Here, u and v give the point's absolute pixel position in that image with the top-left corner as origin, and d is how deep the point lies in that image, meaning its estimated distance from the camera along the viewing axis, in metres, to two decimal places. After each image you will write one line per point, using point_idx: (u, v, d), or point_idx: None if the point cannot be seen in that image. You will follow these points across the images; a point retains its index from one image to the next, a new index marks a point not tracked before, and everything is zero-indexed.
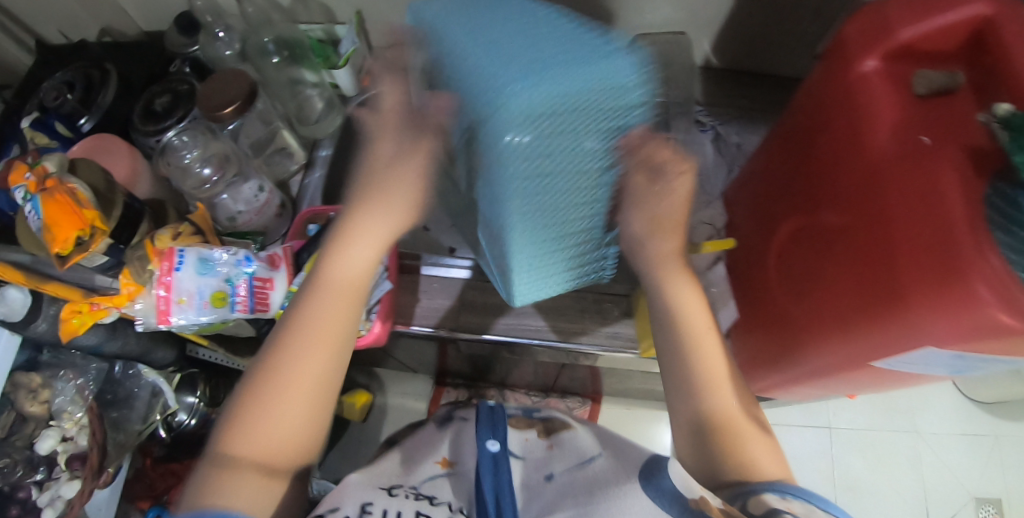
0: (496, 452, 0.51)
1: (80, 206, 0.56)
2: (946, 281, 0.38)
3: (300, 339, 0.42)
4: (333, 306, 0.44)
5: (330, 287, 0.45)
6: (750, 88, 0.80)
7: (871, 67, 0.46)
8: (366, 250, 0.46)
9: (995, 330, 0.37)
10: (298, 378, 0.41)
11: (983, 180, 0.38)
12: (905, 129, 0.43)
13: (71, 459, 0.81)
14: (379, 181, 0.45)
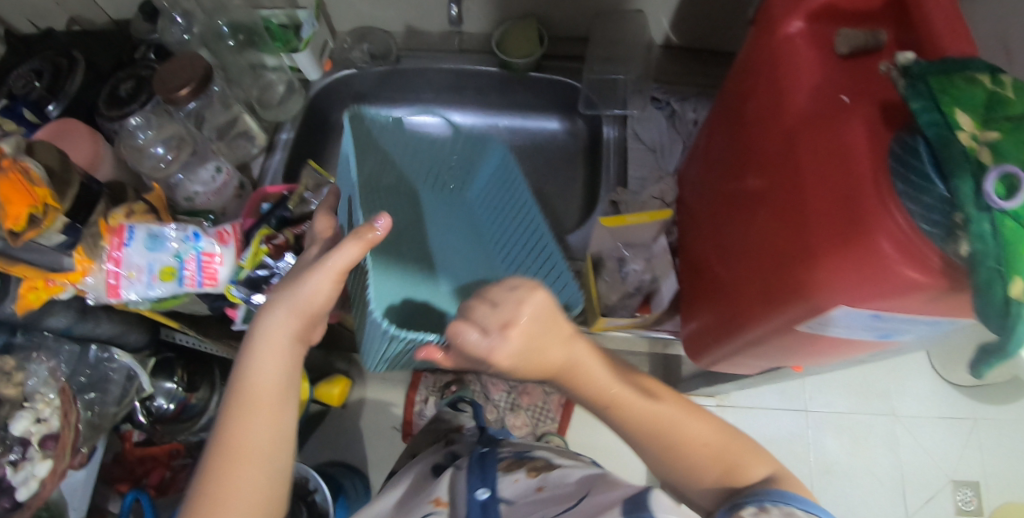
0: (485, 501, 0.57)
1: (32, 184, 0.57)
2: (852, 234, 0.38)
3: (223, 455, 0.46)
4: (251, 419, 0.47)
5: (243, 402, 0.47)
6: (709, 66, 0.81)
7: (796, 28, 0.46)
8: (274, 367, 0.48)
9: (903, 284, 0.37)
10: (225, 493, 0.45)
11: (892, 132, 0.38)
12: (824, 88, 0.44)
13: (43, 440, 0.75)
14: (279, 310, 0.48)
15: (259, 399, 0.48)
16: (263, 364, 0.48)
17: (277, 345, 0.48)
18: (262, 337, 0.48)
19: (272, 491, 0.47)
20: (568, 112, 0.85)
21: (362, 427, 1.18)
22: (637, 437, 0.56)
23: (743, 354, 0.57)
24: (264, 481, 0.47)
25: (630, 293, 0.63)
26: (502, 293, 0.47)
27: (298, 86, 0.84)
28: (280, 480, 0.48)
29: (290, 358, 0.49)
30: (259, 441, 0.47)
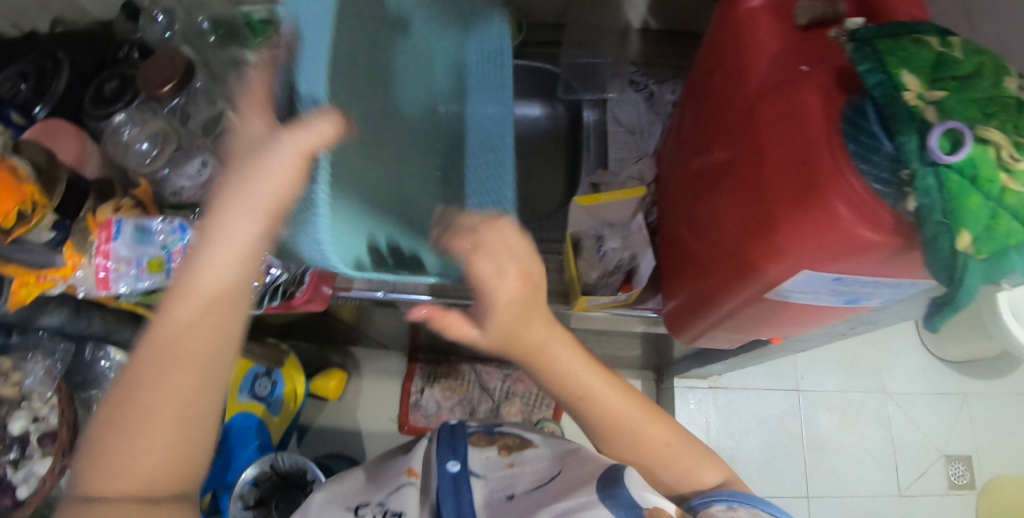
0: (456, 473, 0.60)
1: (19, 182, 0.58)
2: (809, 198, 0.39)
3: (158, 362, 0.38)
4: (193, 324, 0.38)
5: (186, 302, 0.38)
6: (688, 49, 0.80)
7: (758, 1, 0.48)
8: (229, 263, 0.39)
9: (858, 246, 0.38)
10: (155, 408, 0.37)
11: (845, 96, 0.39)
12: (783, 58, 0.45)
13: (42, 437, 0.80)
14: (243, 187, 0.38)
15: (202, 302, 0.39)
16: (211, 261, 0.38)
17: (233, 228, 0.38)
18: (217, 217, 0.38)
19: (207, 410, 0.39)
20: (548, 99, 0.84)
21: (359, 420, 1.19)
22: (602, 432, 0.59)
23: (719, 327, 0.58)
24: (205, 386, 0.39)
25: (610, 272, 0.63)
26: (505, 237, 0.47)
27: None
28: (218, 400, 0.40)
29: (250, 254, 0.40)
30: (202, 351, 0.39)
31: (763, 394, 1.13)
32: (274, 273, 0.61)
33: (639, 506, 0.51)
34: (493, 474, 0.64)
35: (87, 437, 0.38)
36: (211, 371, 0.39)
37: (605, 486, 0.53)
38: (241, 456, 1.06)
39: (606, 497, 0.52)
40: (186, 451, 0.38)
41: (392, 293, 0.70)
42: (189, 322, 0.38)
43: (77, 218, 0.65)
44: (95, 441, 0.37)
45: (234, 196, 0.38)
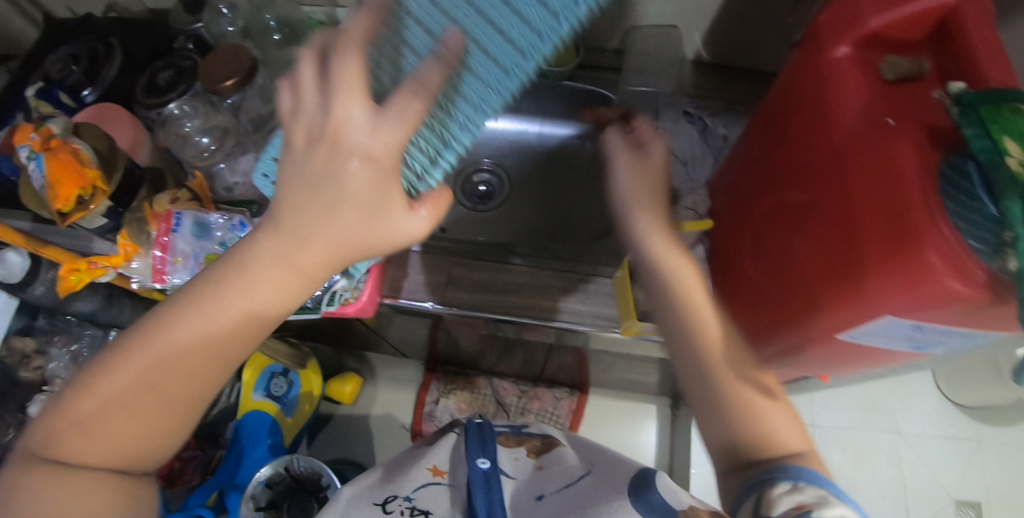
0: (486, 470, 0.60)
1: (82, 166, 0.58)
2: (901, 248, 0.40)
3: (186, 321, 0.44)
4: (224, 314, 0.44)
5: (234, 292, 0.43)
6: (740, 82, 0.83)
7: (843, 53, 0.49)
8: (273, 287, 0.43)
9: (947, 297, 0.40)
10: (164, 360, 0.44)
11: (939, 153, 0.41)
12: (870, 110, 0.47)
13: None
14: (322, 224, 0.40)
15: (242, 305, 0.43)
16: (262, 278, 0.43)
17: (290, 264, 0.42)
18: (276, 229, 0.41)
19: (196, 387, 0.46)
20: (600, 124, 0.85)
21: (371, 426, 1.18)
22: (718, 401, 0.58)
23: (776, 363, 0.59)
24: (188, 386, 0.45)
25: None
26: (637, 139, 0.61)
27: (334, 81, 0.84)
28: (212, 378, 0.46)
29: (291, 286, 0.43)
30: (213, 336, 0.44)
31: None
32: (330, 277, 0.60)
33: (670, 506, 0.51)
34: (521, 474, 0.66)
35: (115, 343, 0.46)
36: (205, 377, 0.46)
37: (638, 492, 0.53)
38: (252, 455, 1.07)
39: (637, 499, 0.52)
40: (159, 436, 0.46)
41: (440, 305, 0.69)
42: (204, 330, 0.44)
43: (131, 206, 0.65)
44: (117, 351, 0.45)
45: (302, 213, 0.40)
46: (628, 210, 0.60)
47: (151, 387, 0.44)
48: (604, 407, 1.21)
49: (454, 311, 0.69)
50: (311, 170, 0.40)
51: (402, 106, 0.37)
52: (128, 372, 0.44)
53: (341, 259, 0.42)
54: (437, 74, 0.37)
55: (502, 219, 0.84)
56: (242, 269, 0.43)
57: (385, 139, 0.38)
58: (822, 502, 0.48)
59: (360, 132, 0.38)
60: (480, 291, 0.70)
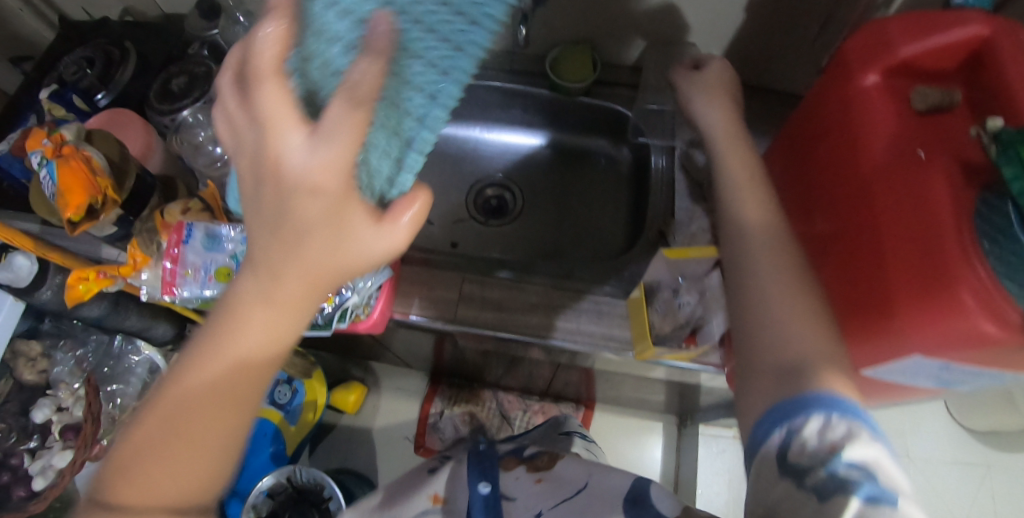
0: (486, 494, 0.59)
1: (94, 175, 0.57)
2: (934, 289, 0.39)
3: (189, 370, 0.36)
4: (224, 351, 0.36)
5: (228, 325, 0.36)
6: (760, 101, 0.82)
7: (872, 81, 0.48)
8: (266, 310, 0.36)
9: (978, 339, 0.39)
10: (176, 418, 0.36)
11: (973, 191, 0.40)
12: (899, 142, 0.46)
13: (64, 430, 0.83)
14: (294, 247, 0.34)
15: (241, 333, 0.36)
16: (251, 304, 0.36)
17: (273, 280, 0.35)
18: (253, 265, 0.35)
19: (226, 437, 0.37)
20: (615, 140, 0.84)
21: (373, 436, 1.17)
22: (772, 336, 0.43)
23: None
24: (213, 439, 0.36)
25: (680, 326, 0.63)
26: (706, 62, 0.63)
27: None
28: (241, 424, 0.38)
29: (292, 304, 0.36)
30: (219, 375, 0.36)
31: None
32: (342, 293, 0.60)
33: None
34: (522, 493, 0.63)
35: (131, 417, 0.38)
36: (229, 424, 0.37)
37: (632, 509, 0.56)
38: (253, 462, 1.06)
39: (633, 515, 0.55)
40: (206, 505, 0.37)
41: (452, 323, 0.68)
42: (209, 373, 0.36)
43: (142, 215, 0.64)
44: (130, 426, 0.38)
45: (269, 239, 0.34)
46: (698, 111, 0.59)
47: (168, 451, 0.36)
48: (609, 423, 1.20)
49: (463, 329, 0.68)
50: (263, 206, 0.34)
51: (336, 123, 0.30)
52: (137, 442, 0.36)
53: (329, 277, 0.35)
54: (375, 71, 0.30)
55: (514, 234, 0.83)
56: (226, 305, 0.36)
57: (324, 161, 0.31)
58: (855, 437, 0.36)
59: (298, 157, 0.31)
60: (494, 309, 0.69)
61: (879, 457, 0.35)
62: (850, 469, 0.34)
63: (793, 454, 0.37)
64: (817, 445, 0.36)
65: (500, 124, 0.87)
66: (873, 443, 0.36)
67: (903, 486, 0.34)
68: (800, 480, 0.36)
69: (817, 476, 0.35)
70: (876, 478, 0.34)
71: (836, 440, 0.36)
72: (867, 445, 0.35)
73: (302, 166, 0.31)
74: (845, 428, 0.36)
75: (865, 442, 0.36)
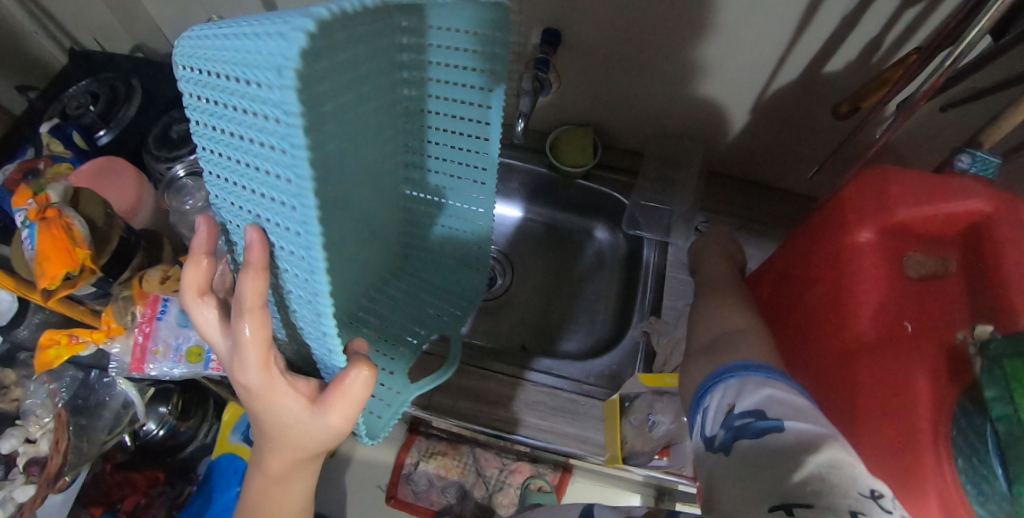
0: None
1: (73, 244, 0.56)
2: (909, 481, 0.39)
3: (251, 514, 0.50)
4: (273, 491, 0.49)
5: (262, 474, 0.49)
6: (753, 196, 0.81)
7: (866, 238, 0.48)
8: (280, 461, 0.48)
9: None
10: None
11: (956, 387, 0.40)
12: (889, 312, 0.46)
13: (29, 463, 0.79)
14: (264, 417, 0.46)
15: (277, 478, 0.49)
16: (268, 456, 0.48)
17: (283, 435, 0.46)
18: (258, 433, 0.48)
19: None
20: (612, 226, 0.83)
21: (344, 482, 1.13)
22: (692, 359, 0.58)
23: None
24: None
25: (654, 442, 0.62)
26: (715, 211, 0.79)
27: None
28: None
29: (295, 456, 0.47)
30: (284, 504, 0.50)
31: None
32: None
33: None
34: None
35: None
36: None
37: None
38: (220, 498, 1.07)
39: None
40: None
41: (424, 409, 0.66)
42: (277, 503, 0.50)
43: (121, 276, 0.63)
44: None
45: (251, 417, 0.47)
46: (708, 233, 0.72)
47: None
48: (592, 489, 1.12)
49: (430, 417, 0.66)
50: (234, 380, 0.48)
51: (241, 328, 0.42)
52: None
53: (298, 434, 0.46)
54: (254, 285, 0.40)
55: (502, 311, 0.82)
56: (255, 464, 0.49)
57: (243, 360, 0.43)
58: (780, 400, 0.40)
59: (227, 339, 0.45)
60: (470, 398, 0.68)
61: (771, 392, 0.41)
62: (744, 417, 0.41)
63: (707, 428, 0.44)
64: (720, 410, 0.43)
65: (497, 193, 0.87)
66: (761, 387, 0.42)
67: (797, 400, 0.40)
68: (712, 445, 0.42)
69: (721, 435, 0.42)
70: (765, 416, 0.40)
71: (733, 399, 0.43)
72: (755, 393, 0.42)
73: (236, 366, 0.44)
74: (740, 381, 0.44)
75: (757, 388, 0.42)
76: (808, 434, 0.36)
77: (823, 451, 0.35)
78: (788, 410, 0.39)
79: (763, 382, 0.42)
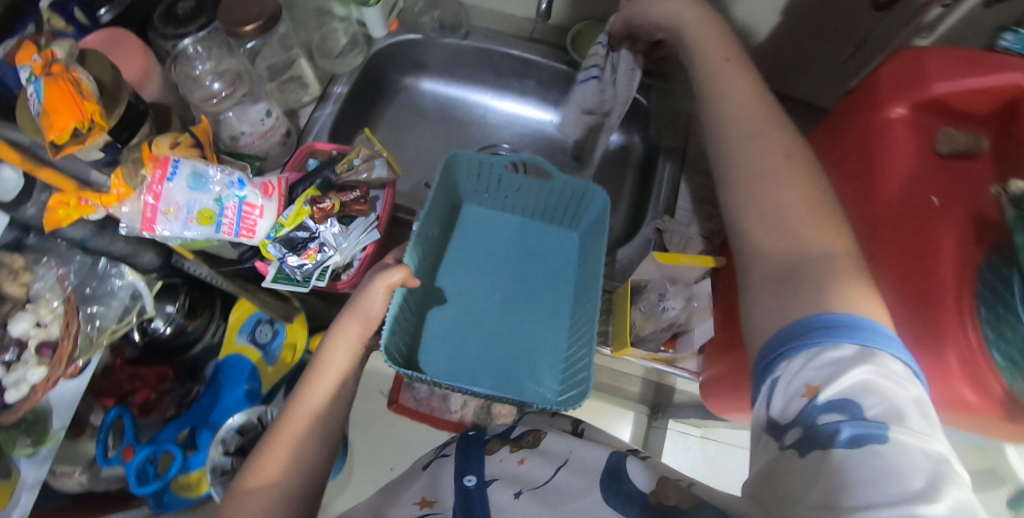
0: (471, 487, 0.59)
1: (82, 98, 0.55)
2: (929, 339, 0.40)
3: (314, 372, 0.59)
4: (333, 351, 0.59)
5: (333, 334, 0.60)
6: None
7: (898, 114, 0.47)
8: (352, 319, 0.59)
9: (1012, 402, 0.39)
10: (302, 407, 0.56)
11: (981, 251, 0.41)
12: (918, 184, 0.45)
13: (40, 346, 0.74)
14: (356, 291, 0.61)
15: (342, 334, 0.59)
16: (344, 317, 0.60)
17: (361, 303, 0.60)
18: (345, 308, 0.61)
19: (331, 413, 0.57)
20: (628, 127, 0.84)
21: None
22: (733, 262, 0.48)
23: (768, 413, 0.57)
24: (321, 405, 0.57)
25: (663, 329, 0.63)
26: (719, 65, 0.56)
27: (362, 40, 0.81)
28: (344, 390, 0.59)
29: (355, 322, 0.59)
30: (338, 363, 0.59)
31: (738, 451, 1.14)
32: (326, 252, 0.63)
33: (643, 494, 0.49)
34: (501, 473, 0.60)
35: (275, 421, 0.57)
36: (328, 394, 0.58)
37: (608, 484, 0.51)
38: (228, 397, 1.10)
39: (609, 495, 0.50)
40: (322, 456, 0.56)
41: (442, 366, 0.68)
42: (327, 358, 0.59)
43: (129, 143, 0.62)
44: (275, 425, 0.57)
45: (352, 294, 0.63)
46: (720, 121, 0.53)
47: (291, 424, 0.55)
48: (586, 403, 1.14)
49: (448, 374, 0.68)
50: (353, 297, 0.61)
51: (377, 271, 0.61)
52: (277, 426, 0.56)
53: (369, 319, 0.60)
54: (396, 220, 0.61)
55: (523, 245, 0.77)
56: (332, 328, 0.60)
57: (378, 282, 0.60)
58: (886, 405, 0.35)
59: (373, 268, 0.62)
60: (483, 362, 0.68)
61: (868, 377, 0.35)
62: (829, 414, 0.36)
63: (777, 409, 0.39)
64: (794, 390, 0.38)
65: (512, 93, 0.87)
66: (851, 371, 0.36)
67: (901, 392, 0.35)
68: (784, 439, 0.38)
69: (796, 430, 0.37)
70: (862, 419, 0.35)
71: (815, 380, 0.37)
72: (847, 378, 0.36)
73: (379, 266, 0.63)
74: (830, 354, 0.37)
75: (849, 370, 0.36)
76: (921, 462, 0.32)
77: (942, 496, 0.31)
78: (890, 413, 0.34)
79: (858, 369, 0.36)
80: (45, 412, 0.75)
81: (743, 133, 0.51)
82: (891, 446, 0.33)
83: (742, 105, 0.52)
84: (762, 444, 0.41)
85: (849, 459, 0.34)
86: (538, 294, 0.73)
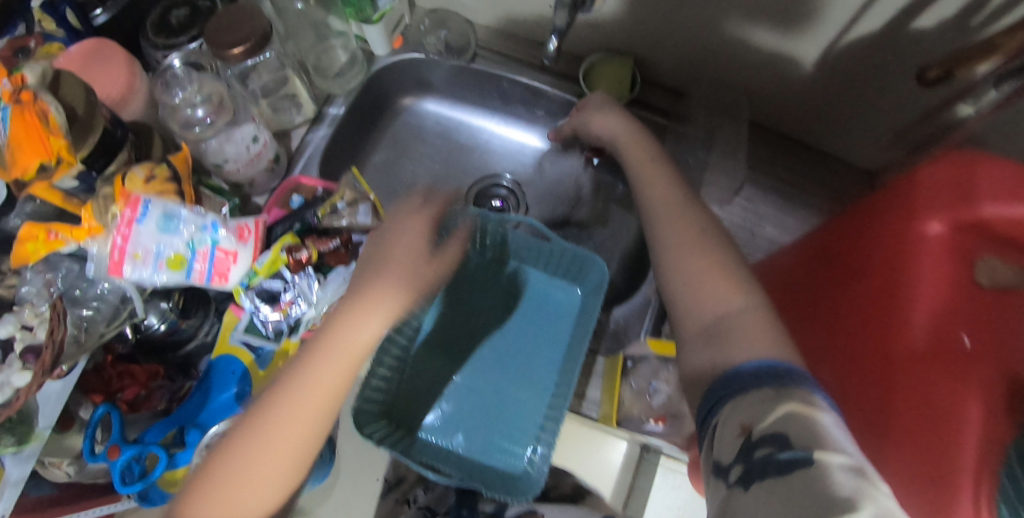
0: None
1: (47, 133, 0.52)
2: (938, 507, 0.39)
3: (297, 384, 0.45)
4: (332, 368, 0.46)
5: (333, 344, 0.46)
6: (789, 158, 0.74)
7: (935, 232, 0.44)
8: (370, 327, 0.47)
9: None
10: (282, 436, 0.44)
11: (1008, 422, 0.40)
12: (948, 323, 0.43)
13: (24, 352, 0.55)
14: (364, 288, 0.47)
15: (347, 349, 0.46)
16: (347, 324, 0.46)
17: (378, 304, 0.47)
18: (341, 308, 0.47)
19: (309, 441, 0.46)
20: None
21: None
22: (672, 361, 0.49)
23: None
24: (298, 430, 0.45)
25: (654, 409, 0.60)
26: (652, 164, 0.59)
27: (361, 58, 0.77)
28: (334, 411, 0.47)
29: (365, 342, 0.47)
30: (329, 381, 0.46)
31: None
32: (299, 306, 0.61)
33: None
34: None
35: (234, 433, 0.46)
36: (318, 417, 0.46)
37: None
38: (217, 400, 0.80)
39: None
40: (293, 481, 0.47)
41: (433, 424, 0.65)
42: (322, 375, 0.45)
43: (105, 172, 0.59)
44: (235, 439, 0.45)
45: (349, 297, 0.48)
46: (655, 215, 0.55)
47: (263, 453, 0.44)
48: None
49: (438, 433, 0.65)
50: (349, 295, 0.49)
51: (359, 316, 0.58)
52: (242, 448, 0.44)
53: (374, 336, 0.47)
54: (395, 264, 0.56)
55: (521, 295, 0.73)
56: (325, 333, 0.47)
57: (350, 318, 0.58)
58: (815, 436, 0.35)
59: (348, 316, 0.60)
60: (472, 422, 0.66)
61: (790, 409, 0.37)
62: (761, 447, 0.36)
63: (719, 451, 0.40)
64: (732, 429, 0.39)
65: (519, 119, 0.82)
66: (774, 402, 0.38)
67: (823, 416, 0.36)
68: (728, 477, 0.38)
69: (737, 468, 0.38)
70: (789, 444, 0.35)
71: (746, 419, 0.38)
72: (773, 411, 0.37)
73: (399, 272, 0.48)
74: (755, 393, 0.39)
75: (777, 405, 0.38)
76: (842, 477, 0.32)
77: (863, 503, 0.31)
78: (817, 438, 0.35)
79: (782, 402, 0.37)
80: (29, 412, 0.60)
81: (672, 232, 0.53)
82: (818, 469, 0.33)
83: (664, 193, 0.56)
84: (713, 487, 0.39)
85: (785, 487, 0.34)
86: (530, 351, 0.69)
